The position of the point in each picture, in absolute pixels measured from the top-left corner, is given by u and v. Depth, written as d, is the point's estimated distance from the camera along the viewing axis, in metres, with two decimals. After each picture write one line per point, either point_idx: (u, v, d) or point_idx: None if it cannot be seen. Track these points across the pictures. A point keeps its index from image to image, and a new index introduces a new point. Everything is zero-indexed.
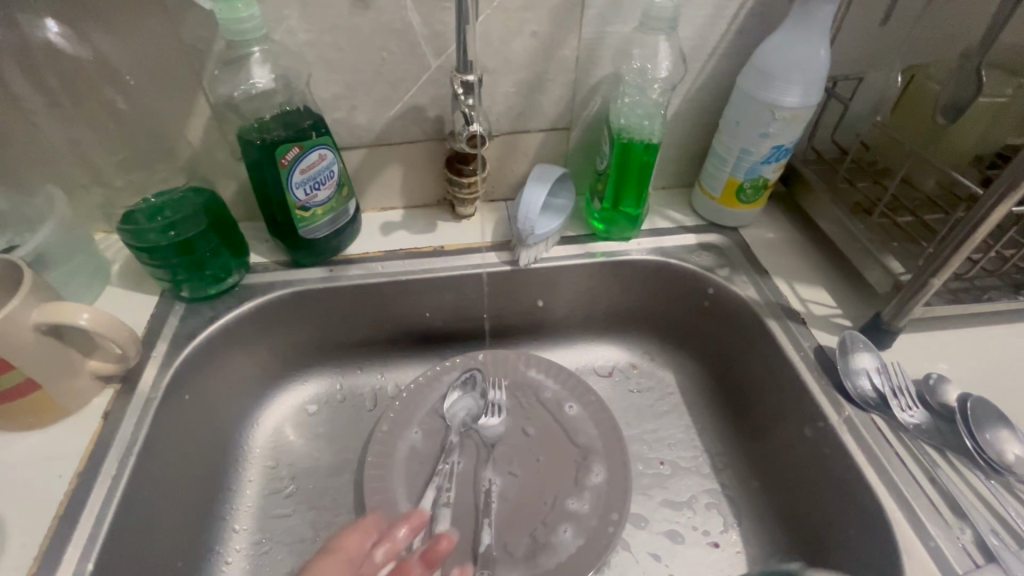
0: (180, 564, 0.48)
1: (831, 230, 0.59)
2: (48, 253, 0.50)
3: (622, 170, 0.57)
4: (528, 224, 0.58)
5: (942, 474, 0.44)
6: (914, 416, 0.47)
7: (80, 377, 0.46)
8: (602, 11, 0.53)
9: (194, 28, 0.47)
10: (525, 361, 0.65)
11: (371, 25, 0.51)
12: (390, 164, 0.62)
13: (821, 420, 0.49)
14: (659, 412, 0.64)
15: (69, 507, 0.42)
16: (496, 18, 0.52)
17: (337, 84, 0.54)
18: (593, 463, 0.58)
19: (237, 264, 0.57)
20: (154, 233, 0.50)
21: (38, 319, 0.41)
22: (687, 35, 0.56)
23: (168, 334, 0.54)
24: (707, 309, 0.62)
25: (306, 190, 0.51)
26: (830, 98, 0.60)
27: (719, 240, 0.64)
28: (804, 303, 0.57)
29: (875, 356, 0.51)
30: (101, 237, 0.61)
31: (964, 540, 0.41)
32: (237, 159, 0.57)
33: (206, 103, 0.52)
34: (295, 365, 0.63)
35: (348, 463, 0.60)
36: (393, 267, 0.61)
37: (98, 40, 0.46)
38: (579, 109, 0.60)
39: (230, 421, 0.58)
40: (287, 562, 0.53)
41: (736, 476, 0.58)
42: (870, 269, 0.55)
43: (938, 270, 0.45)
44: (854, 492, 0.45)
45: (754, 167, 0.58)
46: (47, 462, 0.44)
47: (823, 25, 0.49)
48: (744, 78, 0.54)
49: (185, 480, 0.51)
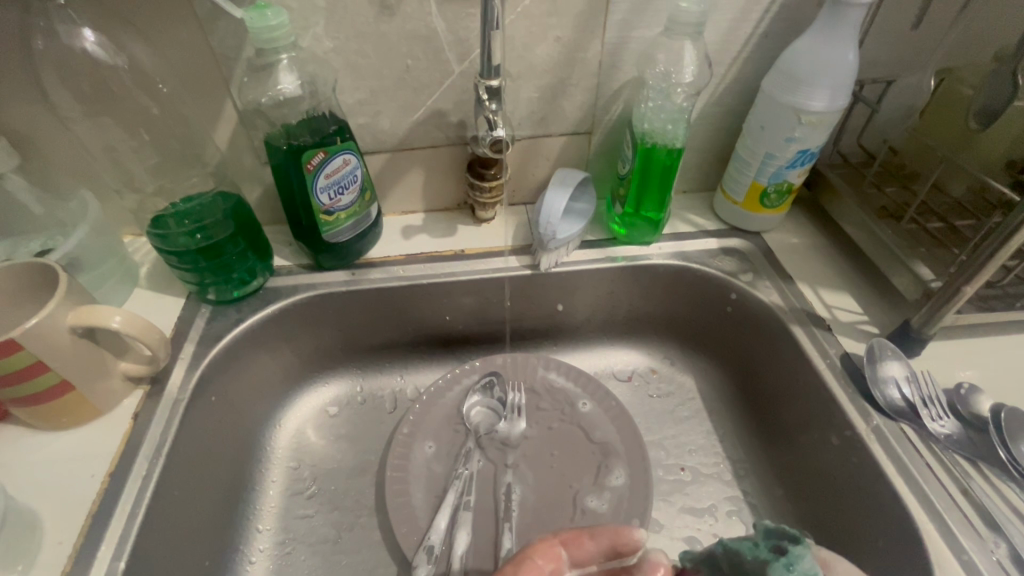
0: (207, 562, 0.49)
1: (857, 234, 0.59)
2: (81, 256, 0.52)
3: (644, 175, 0.57)
4: (550, 228, 0.58)
5: (975, 485, 0.43)
6: (946, 426, 0.46)
7: (113, 378, 0.47)
8: (626, 16, 0.52)
9: (224, 36, 0.48)
10: (545, 364, 0.65)
11: (397, 32, 0.51)
12: (413, 168, 0.62)
13: (847, 429, 0.49)
14: (679, 417, 0.64)
15: (103, 505, 0.43)
16: (520, 24, 0.52)
17: (362, 89, 0.54)
18: (614, 466, 0.57)
19: (262, 267, 0.58)
20: (182, 237, 0.51)
21: (73, 321, 0.42)
22: (712, 40, 0.55)
23: (195, 336, 0.54)
24: (729, 313, 0.62)
25: (331, 195, 0.52)
26: (857, 102, 0.59)
27: (742, 245, 0.63)
28: (829, 308, 0.57)
29: (905, 365, 0.50)
30: (131, 239, 0.62)
31: (999, 553, 0.40)
32: (262, 164, 0.58)
33: (233, 108, 0.53)
34: (316, 367, 0.64)
35: (370, 464, 0.60)
36: (414, 270, 0.61)
37: (135, 50, 0.47)
38: (602, 113, 0.60)
39: (254, 421, 0.59)
40: (310, 562, 0.53)
41: (759, 483, 0.58)
42: (898, 275, 0.54)
43: (971, 278, 0.44)
44: (883, 502, 0.45)
45: (778, 172, 0.57)
46: (81, 461, 0.45)
47: (853, 28, 0.48)
48: (770, 83, 0.53)
49: (212, 481, 0.51)
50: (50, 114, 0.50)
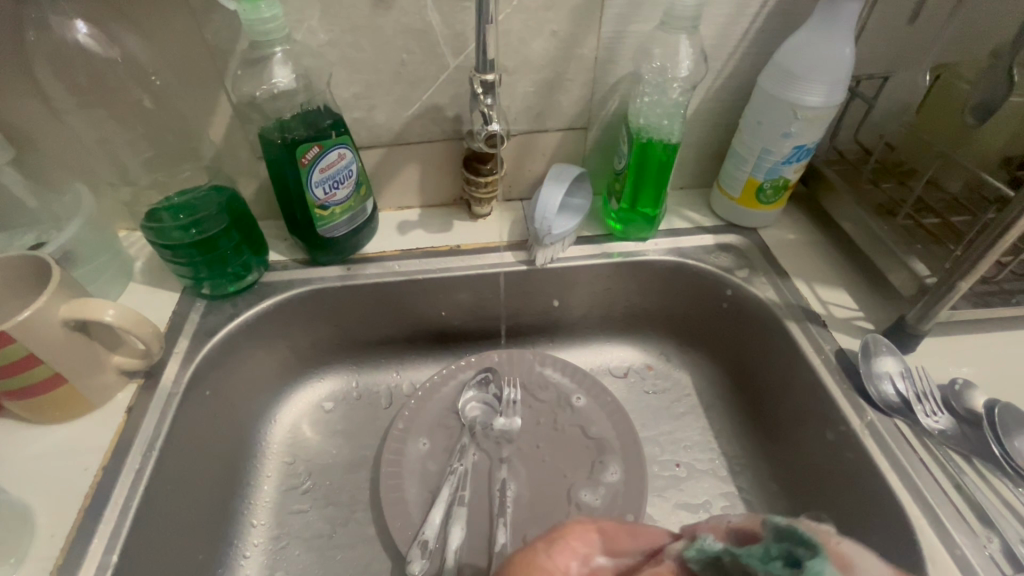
0: (201, 557, 0.49)
1: (853, 231, 0.59)
2: (74, 250, 0.51)
3: (639, 171, 0.57)
4: (545, 224, 0.58)
5: (968, 481, 0.43)
6: (939, 421, 0.46)
7: (107, 371, 0.47)
8: (622, 10, 0.52)
9: (219, 29, 0.48)
10: (542, 361, 0.65)
11: (392, 26, 0.51)
12: (408, 163, 0.62)
13: (842, 425, 0.49)
14: (675, 414, 0.64)
15: (95, 499, 0.43)
16: (516, 18, 0.51)
17: (358, 84, 0.54)
18: (610, 461, 0.57)
19: (257, 262, 0.58)
20: (176, 231, 0.51)
21: (65, 314, 0.42)
22: (708, 35, 0.55)
23: (189, 331, 0.54)
24: (725, 310, 0.62)
25: (325, 189, 0.51)
26: (853, 97, 0.59)
27: (739, 241, 0.63)
28: (825, 304, 0.57)
29: (900, 360, 0.50)
30: (126, 234, 0.62)
31: (991, 549, 0.40)
32: (258, 159, 0.58)
33: (228, 102, 0.53)
34: (312, 363, 0.64)
35: (365, 459, 0.60)
36: (409, 265, 0.61)
37: (129, 43, 0.47)
38: (598, 108, 0.60)
39: (249, 416, 0.59)
40: (304, 557, 0.54)
41: (754, 479, 0.58)
42: (894, 271, 0.54)
43: (966, 274, 0.44)
44: (877, 497, 0.45)
45: (775, 167, 0.57)
46: (75, 454, 0.45)
47: (849, 20, 0.48)
48: (766, 77, 0.53)
49: (206, 475, 0.51)
50: (44, 107, 0.50)
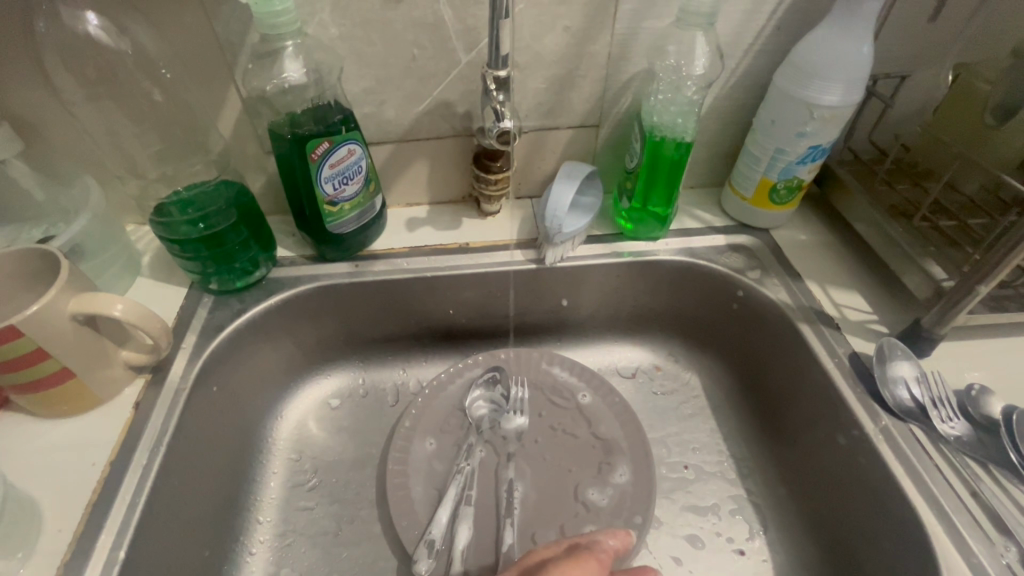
0: (207, 553, 0.49)
1: (868, 232, 0.58)
2: (83, 243, 0.51)
3: (651, 170, 0.56)
4: (556, 222, 0.57)
5: (985, 488, 0.43)
6: (955, 427, 0.46)
7: (115, 366, 0.47)
8: (637, 6, 0.52)
9: (229, 21, 0.47)
10: (549, 360, 0.64)
11: (403, 20, 0.50)
12: (417, 159, 0.62)
13: (855, 429, 0.48)
14: (683, 415, 0.63)
15: (102, 494, 0.42)
16: (529, 14, 0.51)
17: (368, 78, 0.54)
18: (618, 463, 0.57)
19: (265, 257, 0.57)
20: (184, 225, 0.50)
21: (75, 308, 0.42)
22: (724, 32, 0.54)
23: (197, 326, 0.54)
24: (736, 311, 0.61)
25: (335, 185, 0.51)
26: (870, 97, 0.58)
27: (750, 241, 0.63)
28: (838, 307, 0.56)
29: (915, 365, 0.50)
30: (133, 228, 0.62)
31: (1009, 558, 0.39)
32: (267, 153, 0.58)
33: (238, 96, 0.52)
34: (318, 359, 0.64)
35: (371, 457, 0.60)
36: (418, 263, 0.61)
37: (139, 35, 0.47)
38: (610, 106, 0.59)
39: (255, 413, 0.59)
40: (310, 554, 0.53)
41: (763, 482, 0.57)
42: (910, 274, 0.53)
43: (985, 277, 0.43)
44: (891, 502, 0.44)
45: (789, 167, 0.56)
46: (82, 450, 0.45)
47: (868, 17, 0.47)
48: (781, 76, 0.53)
49: (212, 471, 0.51)
50: (54, 100, 0.49)
